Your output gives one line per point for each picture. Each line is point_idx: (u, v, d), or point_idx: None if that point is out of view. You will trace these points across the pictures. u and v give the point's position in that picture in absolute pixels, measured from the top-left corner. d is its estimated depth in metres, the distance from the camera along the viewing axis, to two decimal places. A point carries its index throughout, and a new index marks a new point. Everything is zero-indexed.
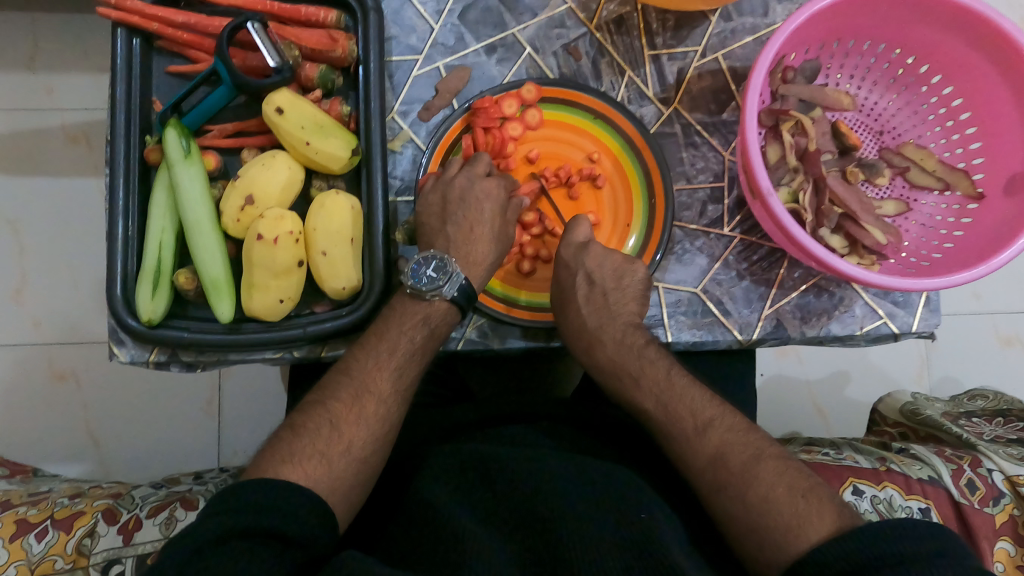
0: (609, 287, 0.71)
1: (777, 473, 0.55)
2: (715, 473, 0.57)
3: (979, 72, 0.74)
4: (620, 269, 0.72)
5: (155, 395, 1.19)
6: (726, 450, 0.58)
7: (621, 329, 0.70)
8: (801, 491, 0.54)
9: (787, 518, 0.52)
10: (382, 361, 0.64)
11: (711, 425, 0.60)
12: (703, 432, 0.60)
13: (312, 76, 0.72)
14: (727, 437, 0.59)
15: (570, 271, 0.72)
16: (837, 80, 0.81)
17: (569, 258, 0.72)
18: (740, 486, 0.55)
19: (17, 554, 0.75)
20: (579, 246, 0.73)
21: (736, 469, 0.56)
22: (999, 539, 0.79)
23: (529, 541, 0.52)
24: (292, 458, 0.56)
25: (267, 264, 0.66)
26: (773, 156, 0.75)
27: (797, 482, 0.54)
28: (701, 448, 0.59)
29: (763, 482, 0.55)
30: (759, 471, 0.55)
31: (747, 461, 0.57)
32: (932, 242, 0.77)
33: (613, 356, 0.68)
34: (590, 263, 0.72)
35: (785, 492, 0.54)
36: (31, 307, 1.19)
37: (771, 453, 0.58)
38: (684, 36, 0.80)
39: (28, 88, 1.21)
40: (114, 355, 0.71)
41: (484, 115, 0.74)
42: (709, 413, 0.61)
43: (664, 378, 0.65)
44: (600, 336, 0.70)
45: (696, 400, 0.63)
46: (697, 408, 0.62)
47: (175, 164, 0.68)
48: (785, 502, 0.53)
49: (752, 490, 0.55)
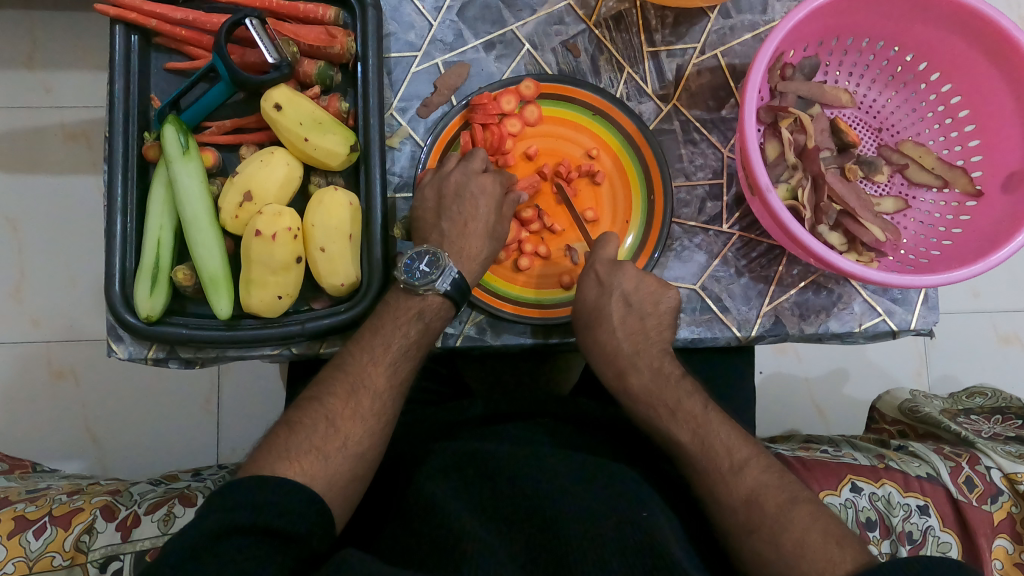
0: (644, 310, 0.72)
1: (812, 518, 0.55)
2: (749, 513, 0.57)
3: (978, 69, 0.74)
4: (656, 293, 0.72)
5: (154, 392, 1.19)
6: (760, 491, 0.58)
7: (656, 356, 0.70)
8: (835, 537, 0.53)
9: (820, 564, 0.51)
10: (377, 356, 0.64)
11: (746, 465, 0.60)
12: (739, 471, 0.59)
13: (310, 72, 0.72)
14: (761, 477, 0.59)
15: (603, 291, 0.71)
16: (836, 77, 0.81)
17: (603, 277, 0.72)
18: (774, 529, 0.55)
19: (15, 550, 0.75)
20: (610, 264, 0.73)
21: (771, 511, 0.56)
22: (997, 536, 0.79)
23: (525, 541, 0.52)
24: (288, 453, 0.57)
25: (265, 260, 0.66)
26: (771, 153, 0.76)
27: (832, 528, 0.54)
28: (735, 487, 0.58)
29: (798, 527, 0.54)
30: (794, 515, 0.55)
31: (782, 503, 0.56)
32: (930, 239, 0.77)
33: (648, 384, 0.68)
34: (626, 284, 0.71)
35: (820, 536, 0.53)
36: (29, 304, 1.19)
37: (805, 497, 0.57)
38: (683, 33, 0.80)
39: (26, 84, 1.21)
40: (112, 351, 0.71)
41: (482, 111, 0.74)
42: (744, 454, 0.61)
43: (700, 412, 0.65)
44: (634, 362, 0.70)
45: (730, 437, 0.62)
46: (732, 447, 0.61)
47: (173, 160, 0.68)
48: (819, 546, 0.53)
49: (787, 534, 0.54)
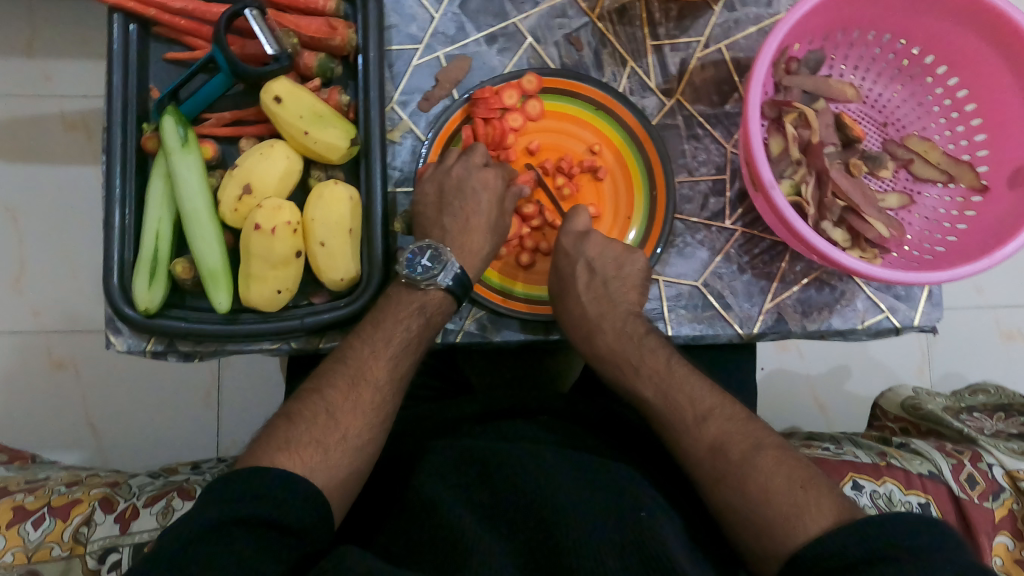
0: (608, 275, 0.71)
1: (776, 463, 0.55)
2: (714, 463, 0.57)
3: (988, 63, 0.73)
4: (621, 257, 0.72)
5: (154, 384, 1.19)
6: (725, 439, 0.58)
7: (621, 318, 0.69)
8: (799, 482, 0.54)
9: (785, 509, 0.52)
10: (378, 350, 0.64)
11: (710, 415, 0.60)
12: (702, 422, 0.59)
13: (311, 64, 0.71)
14: (726, 426, 0.59)
15: (569, 260, 0.72)
16: (841, 71, 0.80)
17: (569, 246, 0.72)
18: (739, 477, 0.55)
19: (14, 540, 0.75)
20: (578, 235, 0.72)
21: (735, 459, 0.56)
22: (998, 534, 0.79)
23: (521, 537, 0.52)
24: (288, 444, 0.56)
25: (265, 255, 0.66)
26: (775, 148, 0.75)
27: (796, 472, 0.55)
28: (700, 436, 0.59)
29: (762, 473, 0.55)
30: (758, 461, 0.56)
31: (746, 451, 0.57)
32: (935, 236, 0.77)
33: (612, 344, 0.68)
34: (591, 251, 0.71)
35: (783, 481, 0.54)
36: (30, 295, 1.19)
37: (771, 443, 0.57)
38: (686, 26, 0.79)
39: (25, 74, 1.20)
40: (111, 344, 0.71)
41: (484, 105, 0.73)
42: (708, 403, 0.61)
43: (663, 366, 0.65)
44: (600, 324, 0.69)
45: (696, 388, 0.62)
46: (696, 398, 0.61)
47: (173, 153, 0.67)
48: (784, 493, 0.53)
49: (752, 480, 0.54)
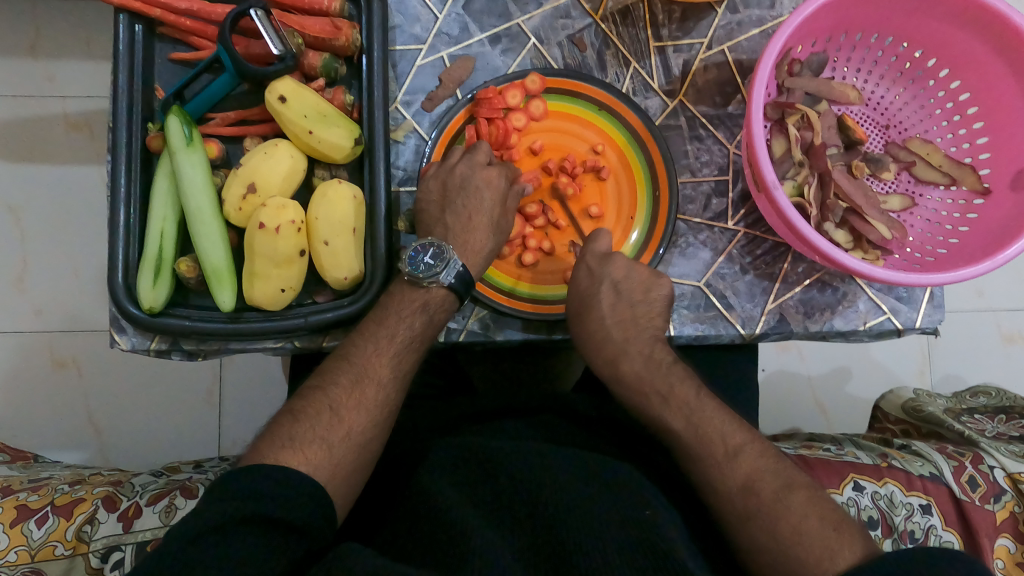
0: (635, 297, 0.71)
1: (808, 503, 0.56)
2: (745, 500, 0.57)
3: (990, 67, 0.73)
4: (647, 281, 0.72)
5: (156, 383, 1.20)
6: (757, 478, 0.58)
7: (647, 344, 0.70)
8: (832, 523, 0.54)
9: (818, 552, 0.52)
10: (381, 347, 0.64)
11: (741, 451, 0.60)
12: (733, 457, 0.59)
13: (316, 64, 0.71)
14: (756, 463, 0.59)
15: (594, 280, 0.72)
16: (843, 73, 0.80)
17: (595, 267, 0.73)
18: (770, 515, 0.55)
19: (16, 540, 0.75)
20: (601, 256, 0.73)
21: (768, 498, 0.56)
22: (999, 536, 0.79)
23: (522, 533, 0.52)
24: (293, 442, 0.56)
25: (269, 253, 0.66)
26: (778, 149, 0.75)
27: (828, 512, 0.55)
28: (732, 473, 0.58)
29: (795, 513, 0.55)
30: (791, 502, 0.56)
31: (778, 490, 0.57)
32: (936, 238, 0.77)
33: (639, 370, 0.68)
34: (615, 273, 0.72)
35: (817, 523, 0.54)
36: (32, 294, 1.19)
37: (801, 482, 0.58)
38: (689, 28, 0.79)
39: (28, 74, 1.20)
40: (115, 342, 0.71)
41: (487, 105, 0.74)
42: (738, 438, 0.61)
43: (693, 399, 0.65)
44: (625, 349, 0.70)
45: (725, 423, 0.62)
46: (726, 433, 0.61)
47: (177, 151, 0.67)
48: (817, 534, 0.53)
49: (784, 522, 0.55)
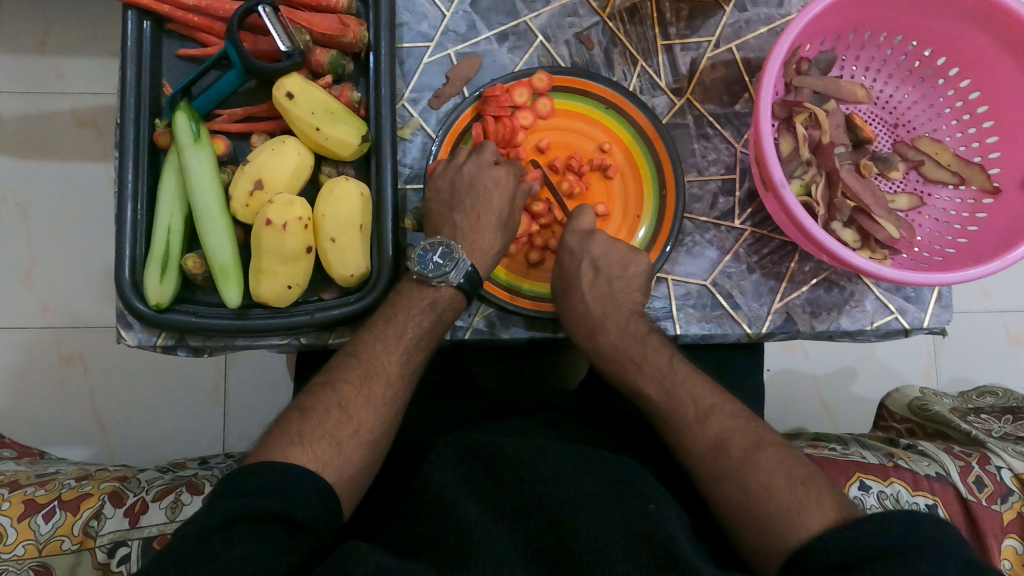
0: (614, 274, 0.72)
1: (778, 461, 0.56)
2: (716, 459, 0.57)
3: (1000, 65, 0.73)
4: (625, 258, 0.73)
5: (162, 379, 1.20)
6: (727, 436, 0.58)
7: (625, 317, 0.70)
8: (800, 479, 0.54)
9: (786, 505, 0.52)
10: (389, 345, 0.64)
11: (712, 413, 0.60)
12: (704, 419, 0.60)
13: (323, 62, 0.71)
14: (727, 422, 0.59)
15: (584, 274, 0.72)
16: (852, 72, 0.80)
17: (574, 245, 0.73)
18: (739, 472, 0.56)
19: (24, 534, 0.76)
20: (584, 233, 0.73)
21: (737, 456, 0.57)
22: (1007, 537, 0.79)
23: (528, 529, 0.52)
24: (302, 439, 0.56)
25: (276, 250, 0.66)
26: (785, 148, 0.75)
27: (797, 468, 0.55)
28: (702, 434, 0.59)
29: (763, 469, 0.55)
30: (759, 458, 0.56)
31: (748, 448, 0.57)
32: (945, 238, 0.77)
33: (615, 341, 0.69)
34: (595, 249, 0.72)
35: (784, 477, 0.54)
36: (40, 290, 1.19)
37: (771, 440, 0.58)
38: (697, 26, 0.79)
39: (37, 71, 1.21)
40: (122, 338, 0.71)
41: (494, 103, 0.74)
42: (712, 401, 0.61)
43: (666, 364, 0.66)
44: (604, 322, 0.70)
45: (698, 387, 0.63)
46: (699, 396, 0.62)
47: (184, 148, 0.67)
48: (785, 490, 0.53)
49: (752, 477, 0.55)
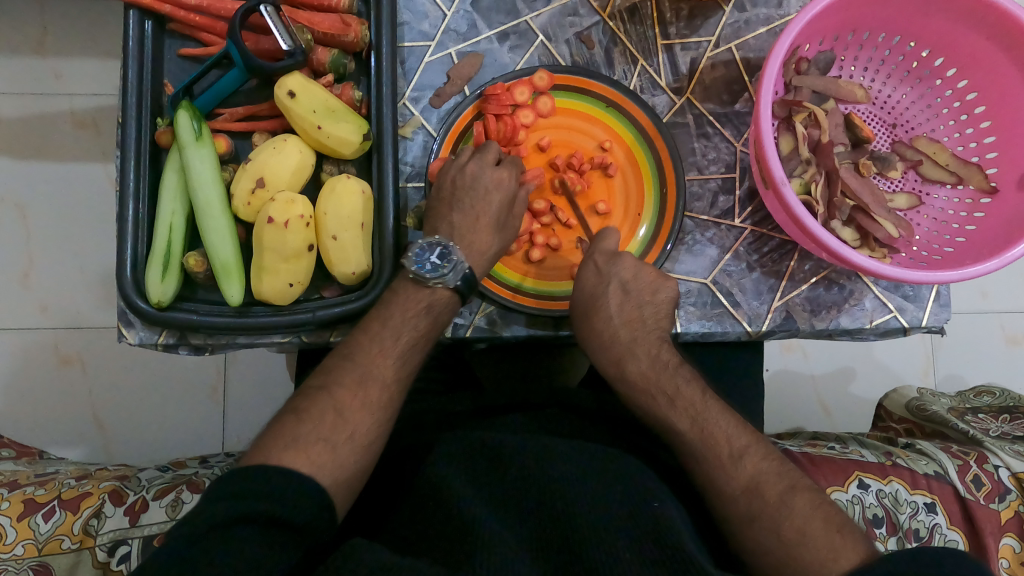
0: (642, 298, 0.71)
1: (813, 506, 0.56)
2: (749, 501, 0.57)
3: (998, 66, 0.74)
4: (655, 283, 0.72)
5: (161, 379, 1.20)
6: (761, 479, 0.58)
7: (654, 343, 0.70)
8: (836, 525, 0.54)
9: (822, 554, 0.52)
10: (385, 347, 0.64)
11: (746, 452, 0.60)
12: (739, 459, 0.59)
13: (324, 61, 0.72)
14: (760, 464, 0.59)
15: (600, 279, 0.72)
16: (851, 72, 0.80)
17: (601, 266, 0.72)
18: (774, 517, 0.55)
19: (24, 532, 0.76)
20: (610, 254, 0.73)
21: (772, 500, 0.56)
22: (1004, 535, 0.79)
23: (530, 527, 0.52)
24: (296, 444, 0.56)
25: (278, 248, 0.66)
26: (785, 147, 0.75)
27: (832, 515, 0.55)
28: (735, 476, 0.58)
29: (798, 515, 0.55)
30: (795, 503, 0.56)
31: (782, 492, 0.57)
32: (943, 236, 0.77)
33: (645, 370, 0.68)
34: (623, 272, 0.72)
35: (821, 525, 0.54)
36: (38, 290, 1.19)
37: (805, 484, 0.58)
38: (697, 26, 0.80)
39: (35, 71, 1.21)
40: (123, 336, 0.71)
41: (495, 102, 0.74)
42: (744, 442, 0.61)
43: (699, 400, 0.65)
44: (631, 349, 0.70)
45: (730, 426, 0.62)
46: (732, 435, 0.61)
47: (187, 146, 0.68)
48: (821, 536, 0.53)
49: (788, 523, 0.55)
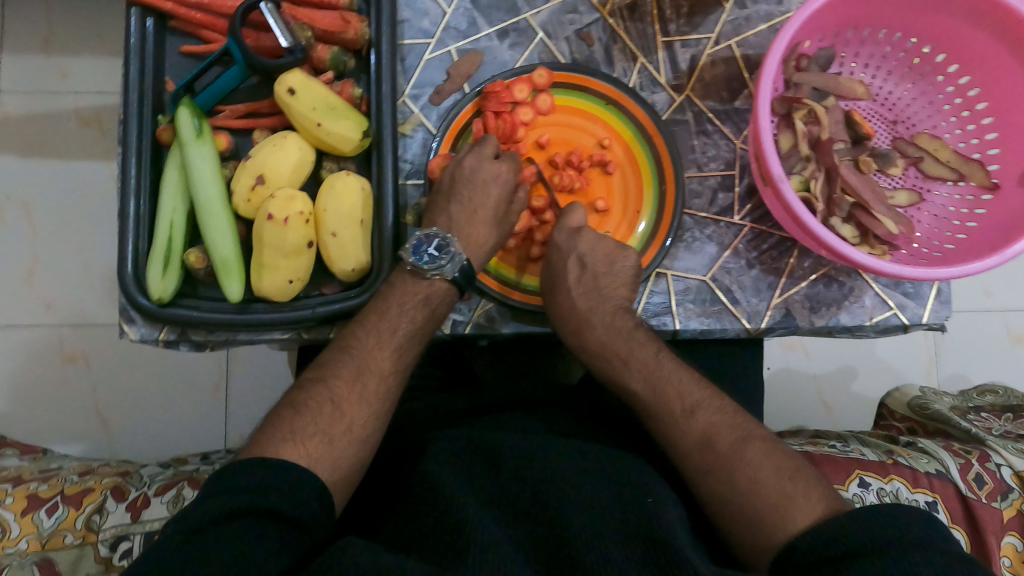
0: (598, 270, 0.71)
1: (765, 455, 0.56)
2: (702, 454, 0.57)
3: (999, 62, 0.73)
4: (611, 254, 0.72)
5: (164, 377, 1.20)
6: (713, 431, 0.58)
7: (611, 312, 0.70)
8: (787, 473, 0.54)
9: (774, 499, 0.53)
10: (383, 340, 0.64)
11: (698, 407, 0.60)
12: (691, 414, 0.60)
13: (324, 58, 0.72)
14: (713, 418, 0.59)
15: (562, 255, 0.72)
16: (852, 69, 0.80)
17: (562, 241, 0.73)
18: (727, 468, 0.56)
19: (28, 528, 0.76)
20: (571, 231, 0.73)
21: (724, 450, 0.57)
22: (1007, 534, 0.78)
23: (529, 525, 0.52)
24: (294, 436, 0.56)
25: (277, 245, 0.66)
26: (785, 143, 0.75)
27: (783, 463, 0.56)
28: (688, 429, 0.59)
29: (750, 463, 0.55)
30: (746, 453, 0.56)
31: (734, 443, 0.57)
32: (944, 233, 0.77)
33: (601, 338, 0.68)
34: (582, 247, 0.72)
35: (772, 472, 0.55)
36: (42, 288, 1.20)
37: (758, 435, 0.58)
38: (697, 23, 0.80)
39: (41, 71, 1.22)
40: (124, 332, 0.71)
41: (495, 99, 0.74)
42: (696, 396, 0.61)
43: (652, 359, 0.65)
44: (589, 318, 0.70)
45: (684, 382, 0.63)
46: (685, 391, 0.62)
47: (188, 143, 0.68)
48: (772, 484, 0.54)
49: (740, 473, 0.55)
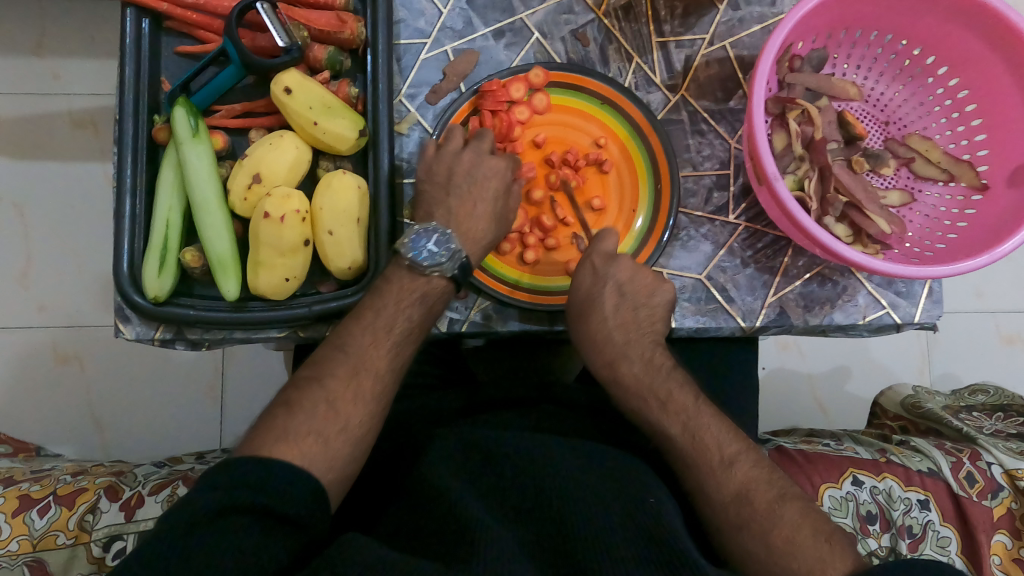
0: (637, 300, 0.71)
1: (802, 514, 0.56)
2: (738, 509, 0.57)
3: (987, 64, 0.74)
4: (651, 285, 0.72)
5: (158, 378, 1.20)
6: (751, 487, 0.58)
7: (648, 347, 0.70)
8: (824, 535, 0.54)
9: (810, 563, 0.52)
10: (379, 338, 0.64)
11: (736, 459, 0.60)
12: (729, 466, 0.60)
13: (321, 57, 0.72)
14: (751, 471, 0.59)
15: (597, 279, 0.72)
16: (844, 70, 0.81)
17: (598, 267, 0.72)
18: (763, 524, 0.56)
19: (19, 529, 0.76)
20: (607, 255, 0.73)
21: (761, 508, 0.57)
22: (997, 532, 0.80)
23: (526, 522, 0.52)
24: (288, 436, 0.56)
25: (274, 243, 0.66)
26: (779, 143, 0.75)
27: (821, 525, 0.55)
28: (725, 482, 0.59)
29: (787, 525, 0.55)
30: (783, 511, 0.56)
31: (772, 500, 0.57)
32: (936, 233, 0.77)
33: (638, 373, 0.68)
34: (620, 274, 0.72)
35: (809, 534, 0.54)
36: (35, 289, 1.19)
37: (794, 494, 0.58)
38: (691, 24, 0.80)
39: (34, 72, 1.21)
40: (119, 332, 0.71)
41: (492, 98, 0.75)
42: (735, 447, 0.61)
43: (691, 405, 0.65)
44: (625, 352, 0.70)
45: (721, 432, 0.62)
46: (723, 440, 0.61)
47: (183, 142, 0.68)
48: (809, 546, 0.53)
49: (776, 531, 0.55)
